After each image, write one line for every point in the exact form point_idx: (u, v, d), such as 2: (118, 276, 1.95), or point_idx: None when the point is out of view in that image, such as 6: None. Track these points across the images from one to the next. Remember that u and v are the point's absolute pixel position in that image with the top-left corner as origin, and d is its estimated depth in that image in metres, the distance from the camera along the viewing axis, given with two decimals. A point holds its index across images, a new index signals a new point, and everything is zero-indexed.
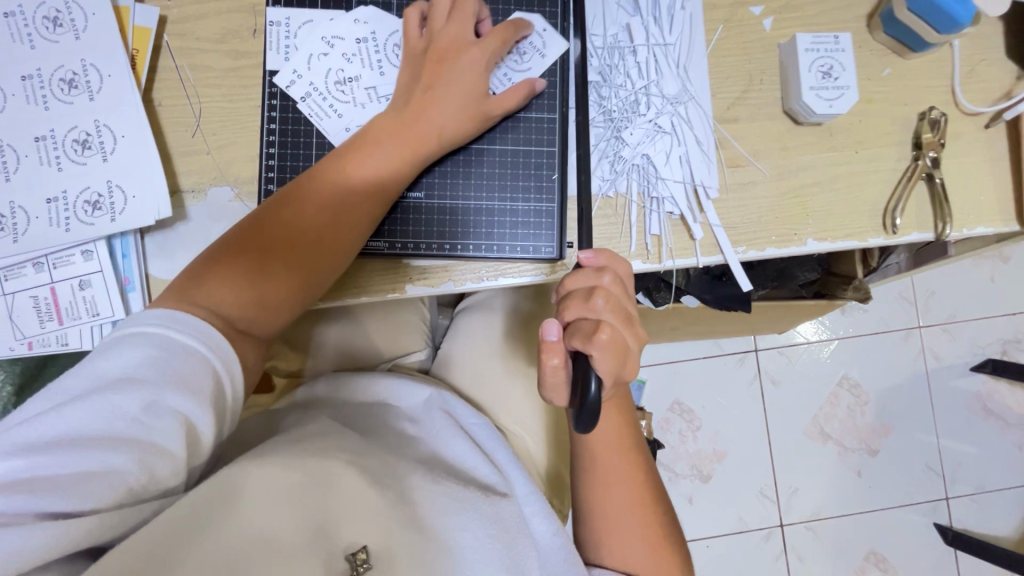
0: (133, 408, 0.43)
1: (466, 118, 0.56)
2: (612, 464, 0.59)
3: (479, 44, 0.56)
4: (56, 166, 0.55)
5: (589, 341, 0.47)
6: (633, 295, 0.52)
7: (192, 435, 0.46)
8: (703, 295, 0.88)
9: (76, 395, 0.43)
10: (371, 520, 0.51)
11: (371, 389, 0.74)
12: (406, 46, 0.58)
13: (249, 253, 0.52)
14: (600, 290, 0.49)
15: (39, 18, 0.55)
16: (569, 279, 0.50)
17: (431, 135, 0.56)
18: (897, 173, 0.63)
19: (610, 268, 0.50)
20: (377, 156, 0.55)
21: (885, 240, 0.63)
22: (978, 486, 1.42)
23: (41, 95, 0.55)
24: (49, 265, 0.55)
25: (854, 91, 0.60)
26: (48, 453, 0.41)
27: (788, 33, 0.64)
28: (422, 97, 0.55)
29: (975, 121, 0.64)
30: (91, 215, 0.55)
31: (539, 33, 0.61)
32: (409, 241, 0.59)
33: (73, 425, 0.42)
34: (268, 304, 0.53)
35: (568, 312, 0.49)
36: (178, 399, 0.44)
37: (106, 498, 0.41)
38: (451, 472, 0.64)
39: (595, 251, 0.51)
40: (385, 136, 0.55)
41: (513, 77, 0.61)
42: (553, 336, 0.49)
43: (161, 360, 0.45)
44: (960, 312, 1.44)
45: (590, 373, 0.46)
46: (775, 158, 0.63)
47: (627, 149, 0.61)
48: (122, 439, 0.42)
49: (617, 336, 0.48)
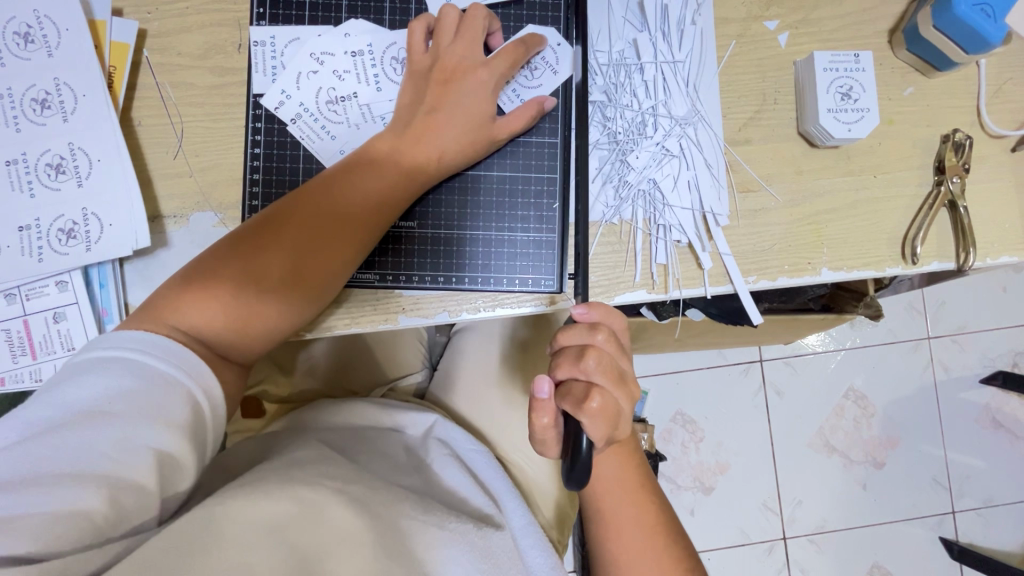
0: (102, 442, 0.41)
1: (466, 143, 0.53)
2: (617, 505, 0.54)
3: (487, 65, 0.53)
4: (29, 192, 0.52)
5: (579, 407, 0.44)
6: (628, 350, 0.49)
7: (167, 467, 0.44)
8: (708, 308, 0.85)
9: (42, 428, 0.41)
10: (360, 555, 0.48)
11: (364, 415, 0.72)
12: (409, 61, 0.55)
13: (232, 274, 0.49)
14: (592, 349, 0.46)
15: (10, 34, 0.52)
16: (561, 337, 0.48)
17: (431, 163, 0.53)
18: (918, 199, 0.60)
19: (604, 324, 0.47)
20: (375, 176, 0.52)
21: (904, 269, 0.60)
22: (985, 501, 1.39)
23: (13, 117, 0.52)
24: (21, 296, 0.53)
25: (874, 113, 0.57)
26: (7, 494, 0.38)
27: (804, 49, 0.60)
28: (424, 120, 0.53)
29: (1002, 143, 0.60)
30: (66, 245, 0.52)
31: (552, 48, 0.58)
32: (400, 273, 0.56)
33: (37, 462, 0.39)
34: (249, 331, 0.50)
35: (559, 371, 0.47)
36: (153, 432, 0.43)
37: (71, 539, 0.39)
38: (447, 503, 0.60)
39: (589, 305, 0.48)
40: (385, 161, 0.52)
41: (522, 94, 0.58)
42: (543, 394, 0.47)
43: (136, 391, 0.43)
44: (970, 323, 1.41)
45: (580, 438, 0.44)
46: (789, 182, 0.59)
47: (632, 173, 0.58)
48: (90, 475, 0.40)
49: (610, 400, 0.45)
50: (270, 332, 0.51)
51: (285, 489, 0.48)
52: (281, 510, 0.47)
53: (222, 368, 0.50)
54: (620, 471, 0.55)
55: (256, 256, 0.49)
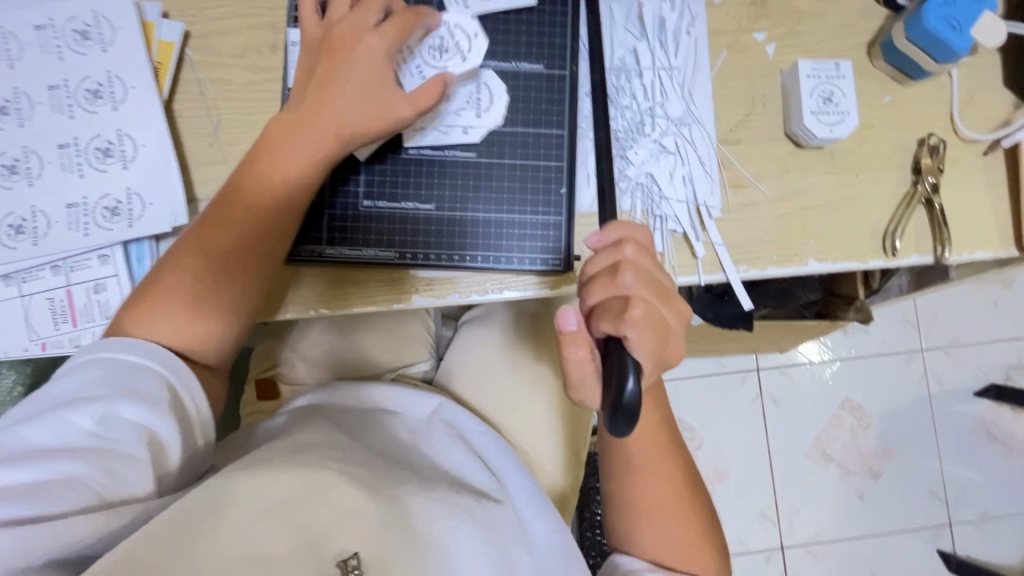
0: (89, 422, 0.44)
1: (370, 107, 0.55)
2: (648, 455, 0.56)
3: (378, 31, 0.56)
4: (78, 173, 0.57)
5: (622, 319, 0.45)
6: (661, 264, 0.50)
7: (154, 446, 0.47)
8: (704, 313, 0.91)
9: (37, 413, 0.45)
10: (364, 526, 0.51)
11: (374, 397, 0.75)
12: (307, 36, 0.58)
13: (181, 263, 0.53)
14: (625, 263, 0.48)
15: (69, 31, 0.58)
16: (590, 264, 0.50)
17: (338, 129, 0.55)
18: (898, 197, 0.65)
19: (629, 239, 0.49)
20: (288, 152, 0.54)
21: (885, 262, 0.64)
22: (982, 513, 1.40)
23: (67, 105, 0.57)
24: (66, 269, 0.57)
25: (853, 117, 0.62)
26: (8, 468, 0.42)
27: (791, 60, 0.66)
28: (322, 90, 0.55)
29: (974, 147, 0.65)
30: (109, 221, 0.57)
31: (468, 37, 0.60)
32: (418, 252, 0.61)
33: (34, 440, 0.44)
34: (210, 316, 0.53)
35: (594, 295, 0.48)
36: (135, 409, 0.45)
37: (72, 506, 0.42)
38: (451, 480, 0.63)
39: (603, 230, 0.50)
40: (291, 135, 0.55)
41: (426, 72, 0.60)
42: (571, 325, 0.46)
43: (116, 376, 0.46)
44: (963, 336, 1.44)
45: (625, 363, 0.44)
46: (778, 179, 0.64)
47: (632, 168, 0.63)
48: (83, 451, 0.44)
49: (652, 310, 0.47)
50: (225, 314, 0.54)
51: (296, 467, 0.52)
52: (287, 487, 0.50)
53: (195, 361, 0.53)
54: (654, 428, 0.57)
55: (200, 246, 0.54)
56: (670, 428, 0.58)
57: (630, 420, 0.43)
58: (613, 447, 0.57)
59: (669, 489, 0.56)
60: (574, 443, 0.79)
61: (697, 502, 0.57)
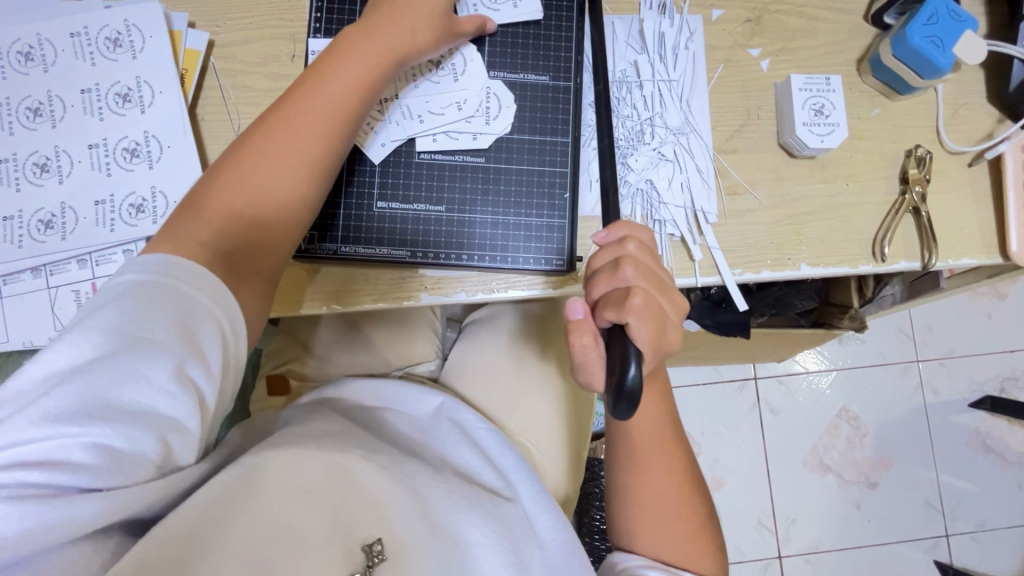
0: (159, 377, 0.43)
1: (429, 28, 0.59)
2: (652, 453, 0.58)
3: None
4: (106, 172, 0.60)
5: (623, 307, 0.48)
6: (660, 261, 0.53)
7: (203, 409, 0.46)
8: (703, 319, 0.93)
9: (97, 360, 0.42)
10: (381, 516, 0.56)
11: (382, 394, 0.77)
12: None
13: (236, 177, 0.53)
14: (626, 258, 0.51)
15: (102, 39, 0.61)
16: (595, 259, 0.53)
17: (401, 44, 0.58)
18: (886, 206, 0.67)
19: (632, 237, 0.52)
20: (345, 69, 0.56)
21: (874, 267, 0.67)
22: (979, 524, 1.41)
23: (98, 108, 0.60)
24: (92, 262, 0.60)
25: (843, 129, 0.65)
26: (77, 423, 0.40)
27: (784, 74, 0.69)
28: (386, 10, 0.58)
29: (959, 159, 0.69)
30: (135, 218, 0.59)
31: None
32: (429, 251, 0.63)
33: (91, 394, 0.41)
34: (266, 235, 0.54)
35: (597, 288, 0.51)
36: (196, 369, 0.45)
37: (136, 473, 0.43)
38: (459, 473, 0.66)
39: (609, 228, 0.53)
40: (355, 48, 0.57)
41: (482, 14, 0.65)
42: (579, 314, 0.50)
43: (180, 329, 0.45)
44: (957, 347, 1.46)
45: (628, 353, 0.47)
46: (772, 187, 0.67)
47: (632, 174, 0.66)
48: (147, 414, 0.43)
49: (651, 300, 0.49)
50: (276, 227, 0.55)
51: (320, 455, 0.57)
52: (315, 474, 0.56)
53: (250, 280, 0.53)
54: (657, 425, 0.59)
55: (254, 159, 0.54)
56: (673, 424, 0.60)
57: (632, 405, 0.45)
58: (618, 446, 0.59)
59: (671, 487, 0.58)
60: (575, 442, 0.82)
61: (698, 499, 0.59)
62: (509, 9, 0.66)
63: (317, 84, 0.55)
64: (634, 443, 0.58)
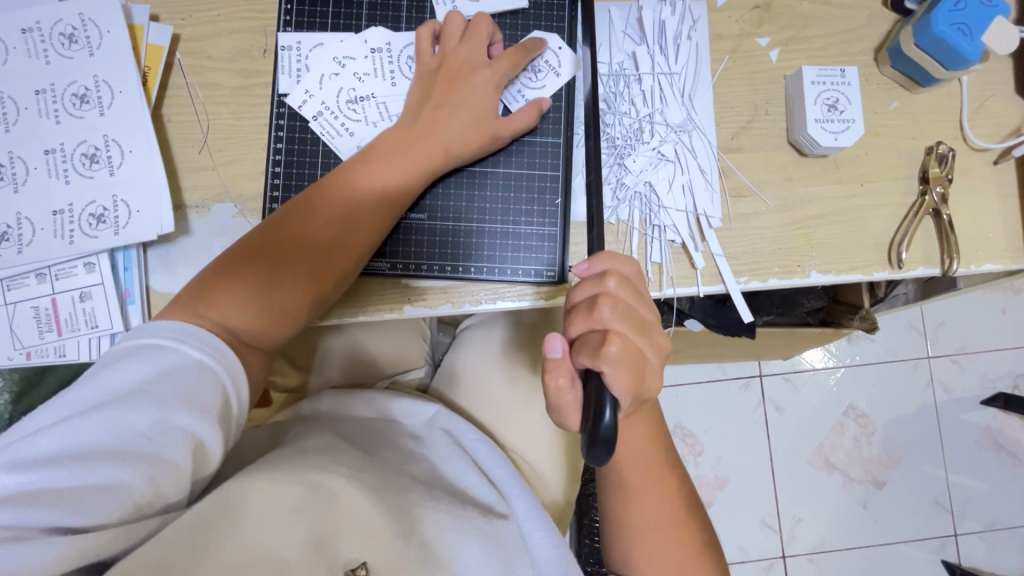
0: (145, 422, 0.44)
1: (476, 135, 0.56)
2: (648, 486, 0.54)
3: (492, 65, 0.57)
4: (64, 179, 0.56)
5: (597, 354, 0.45)
6: (645, 295, 0.49)
7: (195, 454, 0.46)
8: (706, 318, 0.88)
9: (93, 408, 0.44)
10: (370, 536, 0.52)
11: (372, 405, 0.73)
12: (417, 63, 0.58)
13: (260, 272, 0.53)
14: (606, 296, 0.47)
15: (56, 35, 0.57)
16: (574, 293, 0.49)
17: (442, 150, 0.56)
18: (904, 208, 0.63)
19: (613, 271, 0.49)
20: (386, 173, 0.55)
21: (890, 274, 0.62)
22: (988, 524, 1.38)
23: (53, 110, 0.56)
24: (51, 276, 0.56)
25: (860, 125, 0.61)
26: (62, 464, 0.41)
27: (795, 65, 0.64)
28: (433, 114, 0.56)
29: (984, 156, 0.63)
30: (95, 229, 0.56)
31: (554, 52, 0.61)
32: (411, 262, 0.60)
33: (80, 439, 0.42)
34: (270, 322, 0.53)
35: (574, 326, 0.48)
36: (186, 417, 0.45)
37: (111, 513, 0.41)
38: (450, 491, 0.62)
39: (591, 259, 0.50)
40: (396, 153, 0.55)
41: (526, 94, 0.61)
42: (557, 353, 0.46)
43: (173, 376, 0.46)
44: (970, 343, 1.42)
45: (604, 394, 0.44)
46: (780, 188, 0.62)
47: (630, 176, 0.61)
48: (130, 455, 0.43)
49: (629, 345, 0.46)
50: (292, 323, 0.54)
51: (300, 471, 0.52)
52: (291, 494, 0.50)
53: (250, 354, 0.53)
54: (648, 449, 0.55)
55: (285, 257, 0.53)
56: (666, 450, 0.56)
57: (608, 450, 0.42)
58: (611, 478, 0.56)
59: (666, 514, 0.54)
60: (573, 455, 0.78)
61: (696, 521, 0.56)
62: (552, 79, 0.61)
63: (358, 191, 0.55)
64: (628, 474, 0.55)
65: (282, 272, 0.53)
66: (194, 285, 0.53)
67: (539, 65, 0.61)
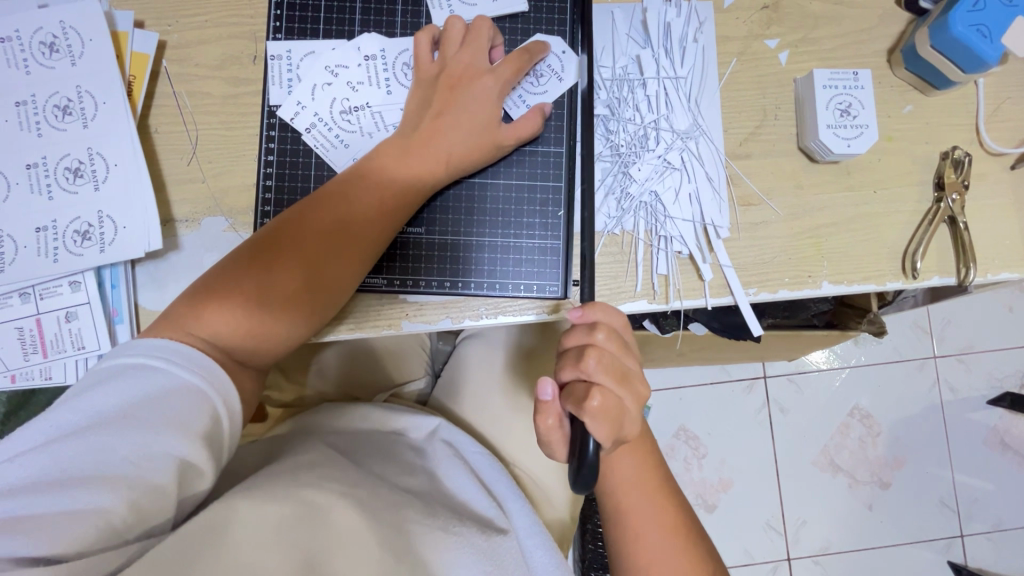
0: (129, 447, 0.42)
1: (477, 145, 0.54)
2: (654, 545, 0.52)
3: (494, 72, 0.55)
4: (47, 194, 0.54)
5: (581, 407, 0.44)
6: (633, 349, 0.49)
7: (183, 478, 0.44)
8: (710, 322, 0.85)
9: (75, 432, 0.42)
10: (363, 558, 0.49)
11: (370, 419, 0.71)
12: (416, 69, 0.56)
13: (251, 290, 0.50)
14: (593, 348, 0.46)
15: (36, 43, 0.54)
16: (563, 339, 0.49)
17: (441, 162, 0.54)
18: (919, 215, 0.61)
19: (603, 324, 0.48)
20: (384, 187, 0.53)
21: (903, 284, 0.60)
22: (995, 525, 1.36)
23: (35, 122, 0.54)
24: (35, 296, 0.54)
25: (872, 132, 0.58)
26: (41, 491, 0.40)
27: (805, 68, 0.61)
28: (433, 123, 0.54)
29: (1001, 160, 0.61)
30: (80, 246, 0.54)
31: (557, 56, 0.59)
32: (408, 278, 0.58)
33: (60, 465, 0.41)
34: (269, 339, 0.51)
35: (562, 372, 0.47)
36: (174, 441, 0.43)
37: (87, 539, 0.40)
38: (450, 506, 0.60)
39: (585, 307, 0.48)
40: (395, 166, 0.53)
41: (528, 100, 0.58)
42: (547, 396, 0.46)
43: (159, 398, 0.44)
44: (977, 343, 1.40)
45: (587, 439, 0.43)
46: (790, 196, 0.60)
47: (634, 185, 0.59)
48: (113, 479, 0.41)
49: (611, 398, 0.45)
50: (285, 342, 0.52)
51: (293, 490, 0.50)
52: (282, 514, 0.48)
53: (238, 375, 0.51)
54: (643, 477, 0.55)
55: (277, 274, 0.51)
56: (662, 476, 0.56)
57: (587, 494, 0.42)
58: (612, 532, 0.54)
59: (664, 539, 0.52)
60: None
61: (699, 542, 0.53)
62: (554, 84, 0.59)
63: (355, 204, 0.52)
64: (631, 527, 0.53)
65: (274, 289, 0.51)
66: (184, 301, 0.51)
67: (541, 68, 0.58)
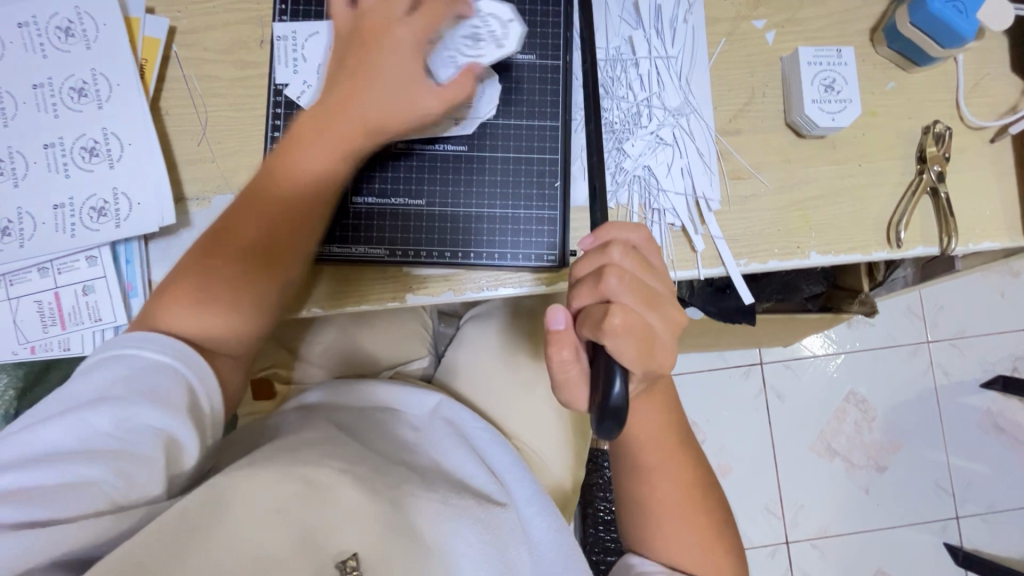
0: (107, 423, 0.44)
1: (399, 98, 0.52)
2: (674, 509, 0.55)
3: (407, 21, 0.52)
4: (64, 173, 0.56)
5: (600, 329, 0.46)
6: (653, 267, 0.50)
7: (171, 448, 0.46)
8: (707, 306, 0.86)
9: (55, 415, 0.44)
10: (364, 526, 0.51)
11: (375, 395, 0.73)
12: (336, 24, 0.55)
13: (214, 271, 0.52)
14: (610, 266, 0.48)
15: (52, 28, 0.56)
16: (578, 265, 0.50)
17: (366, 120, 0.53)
18: (902, 186, 0.63)
19: (616, 241, 0.49)
20: (314, 150, 0.53)
21: (889, 253, 0.62)
22: (990, 506, 1.39)
23: (52, 104, 0.56)
24: (53, 271, 0.56)
25: (857, 104, 0.60)
26: (33, 467, 0.42)
27: (791, 46, 0.64)
28: (350, 80, 0.53)
29: (980, 134, 0.64)
30: (96, 222, 0.56)
31: (502, 22, 0.58)
32: (410, 249, 0.60)
33: (49, 444, 0.43)
34: (240, 308, 0.53)
35: (580, 299, 0.49)
36: (151, 413, 0.45)
37: (83, 508, 0.42)
38: (454, 482, 0.61)
39: (596, 234, 0.51)
40: (320, 128, 0.53)
41: (460, 60, 0.57)
42: (560, 325, 0.48)
43: (133, 377, 0.46)
44: (969, 327, 1.42)
45: (612, 366, 0.45)
46: (778, 170, 0.62)
47: (628, 161, 0.62)
48: (99, 453, 0.43)
49: (634, 317, 0.47)
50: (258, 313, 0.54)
51: (298, 464, 0.52)
52: (286, 485, 0.49)
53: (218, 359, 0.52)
54: (661, 430, 0.56)
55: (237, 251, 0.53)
56: (681, 430, 0.58)
57: (617, 423, 0.44)
58: (630, 483, 0.57)
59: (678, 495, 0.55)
60: (578, 446, 0.79)
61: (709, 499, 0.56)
62: (492, 50, 0.58)
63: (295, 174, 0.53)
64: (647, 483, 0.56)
65: (238, 268, 0.52)
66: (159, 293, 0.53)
67: (482, 34, 0.57)
